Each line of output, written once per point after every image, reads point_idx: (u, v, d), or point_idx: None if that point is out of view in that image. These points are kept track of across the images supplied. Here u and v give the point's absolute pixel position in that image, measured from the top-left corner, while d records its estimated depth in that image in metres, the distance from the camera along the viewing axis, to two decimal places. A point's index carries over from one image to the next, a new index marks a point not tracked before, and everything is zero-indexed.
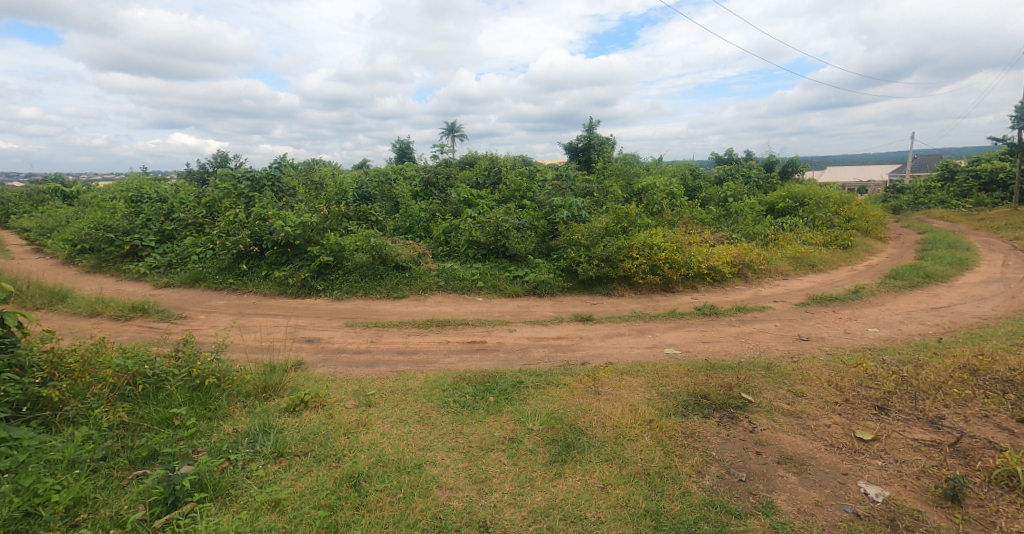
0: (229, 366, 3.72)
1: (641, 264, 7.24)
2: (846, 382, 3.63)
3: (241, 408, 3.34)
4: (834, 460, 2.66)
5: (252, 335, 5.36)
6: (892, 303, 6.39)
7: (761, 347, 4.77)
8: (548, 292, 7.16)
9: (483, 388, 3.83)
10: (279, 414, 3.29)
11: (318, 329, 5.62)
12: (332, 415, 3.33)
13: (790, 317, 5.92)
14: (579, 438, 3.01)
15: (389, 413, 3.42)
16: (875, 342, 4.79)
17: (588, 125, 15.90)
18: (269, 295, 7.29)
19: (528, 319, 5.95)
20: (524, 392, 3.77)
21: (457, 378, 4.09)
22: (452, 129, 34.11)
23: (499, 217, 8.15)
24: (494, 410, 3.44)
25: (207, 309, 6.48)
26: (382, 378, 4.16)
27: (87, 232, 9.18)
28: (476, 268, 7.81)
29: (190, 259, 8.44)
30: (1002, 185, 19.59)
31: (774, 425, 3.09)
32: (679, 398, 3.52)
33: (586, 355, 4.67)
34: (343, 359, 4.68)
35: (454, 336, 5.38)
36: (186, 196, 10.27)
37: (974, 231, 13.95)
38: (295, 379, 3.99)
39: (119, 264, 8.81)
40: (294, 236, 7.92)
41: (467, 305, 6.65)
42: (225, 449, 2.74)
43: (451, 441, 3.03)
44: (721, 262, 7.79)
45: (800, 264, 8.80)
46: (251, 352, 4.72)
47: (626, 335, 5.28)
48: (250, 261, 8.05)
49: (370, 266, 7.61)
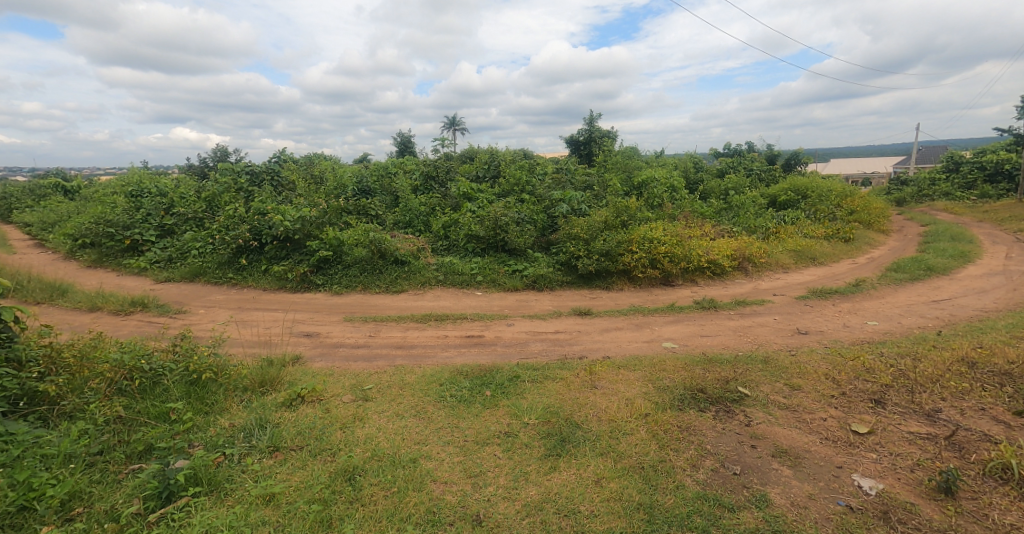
0: (226, 360, 3.75)
1: (641, 258, 7.21)
2: (843, 376, 3.62)
3: (238, 402, 3.35)
4: (829, 453, 2.66)
5: (252, 329, 5.38)
6: (892, 295, 6.36)
7: (760, 341, 4.76)
8: (547, 286, 7.16)
9: (480, 383, 3.83)
10: (276, 408, 3.31)
11: (317, 324, 5.64)
12: (329, 410, 3.35)
13: (789, 310, 5.92)
14: (574, 432, 3.01)
15: (386, 407, 3.44)
16: (874, 335, 4.78)
17: (589, 117, 15.87)
18: (269, 289, 7.31)
19: (527, 313, 5.95)
20: (521, 386, 3.77)
21: (454, 372, 4.10)
22: (454, 122, 34.32)
23: (499, 212, 8.16)
24: (489, 405, 3.45)
25: (207, 304, 6.50)
26: (380, 372, 4.18)
27: (88, 226, 9.23)
28: (475, 262, 7.80)
29: (190, 253, 8.48)
30: (1008, 176, 19.42)
31: (770, 419, 3.09)
32: (676, 392, 3.52)
33: (584, 349, 4.67)
34: (341, 353, 4.70)
35: (452, 330, 5.38)
36: (186, 191, 10.28)
37: (977, 223, 13.87)
38: (293, 374, 4.01)
39: (119, 258, 8.84)
40: (293, 231, 7.94)
41: (466, 300, 6.65)
42: (221, 444, 2.76)
43: (447, 435, 3.03)
44: (720, 255, 7.76)
45: (801, 257, 8.77)
46: (250, 347, 4.74)
47: (625, 329, 5.28)
48: (250, 256, 8.05)
49: (369, 260, 7.60)
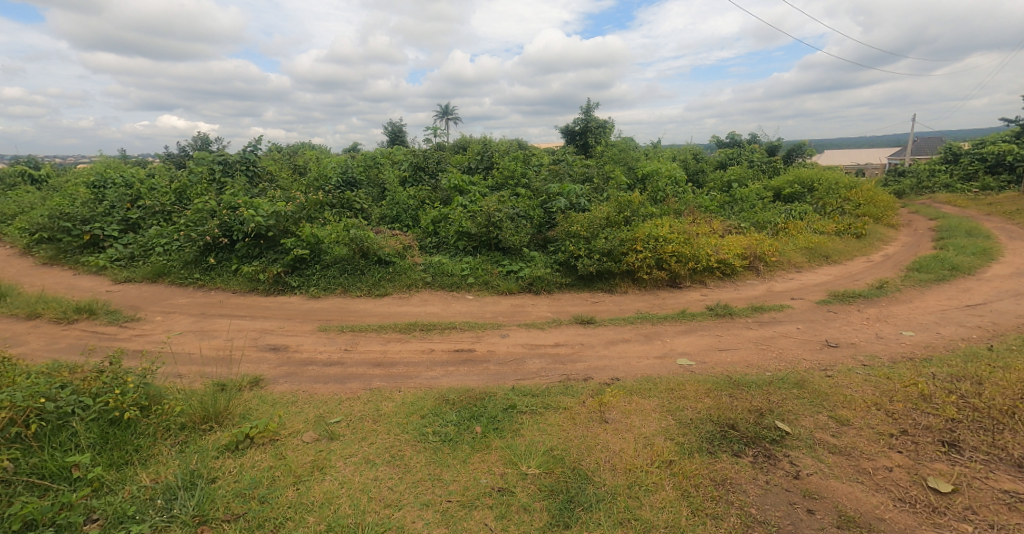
0: (160, 390, 3.08)
1: (646, 258, 6.60)
2: (898, 406, 3.07)
3: (169, 446, 2.72)
4: (910, 524, 2.10)
5: (210, 342, 4.71)
6: (921, 299, 5.83)
7: (788, 358, 4.19)
8: (545, 290, 6.54)
9: (469, 415, 3.22)
10: (216, 453, 2.69)
11: (287, 335, 5.00)
12: (282, 456, 2.73)
13: (813, 318, 5.35)
14: (583, 490, 2.42)
15: (354, 450, 2.84)
16: (915, 350, 4.23)
17: (585, 107, 15.36)
18: (239, 292, 6.61)
19: (523, 322, 5.34)
20: (518, 419, 3.18)
21: (439, 400, 3.49)
22: (447, 113, 33.79)
23: (492, 206, 7.55)
24: (479, 447, 2.85)
25: (165, 309, 5.81)
26: (352, 399, 3.56)
27: (43, 220, 8.44)
28: (466, 262, 7.16)
29: (154, 251, 7.77)
30: (1009, 167, 18.72)
31: (822, 467, 2.54)
32: (702, 428, 2.95)
33: (589, 368, 4.06)
34: (309, 373, 4.06)
35: (438, 343, 4.76)
36: (156, 183, 9.59)
37: (987, 217, 13.41)
38: (247, 402, 3.39)
39: (77, 255, 8.08)
40: (266, 227, 7.25)
41: (456, 305, 6.03)
42: (129, 516, 2.13)
43: (426, 494, 2.43)
44: (731, 254, 7.21)
45: (814, 256, 8.24)
46: (202, 366, 4.09)
47: (633, 342, 4.70)
48: (219, 255, 7.34)
49: (350, 260, 6.96)
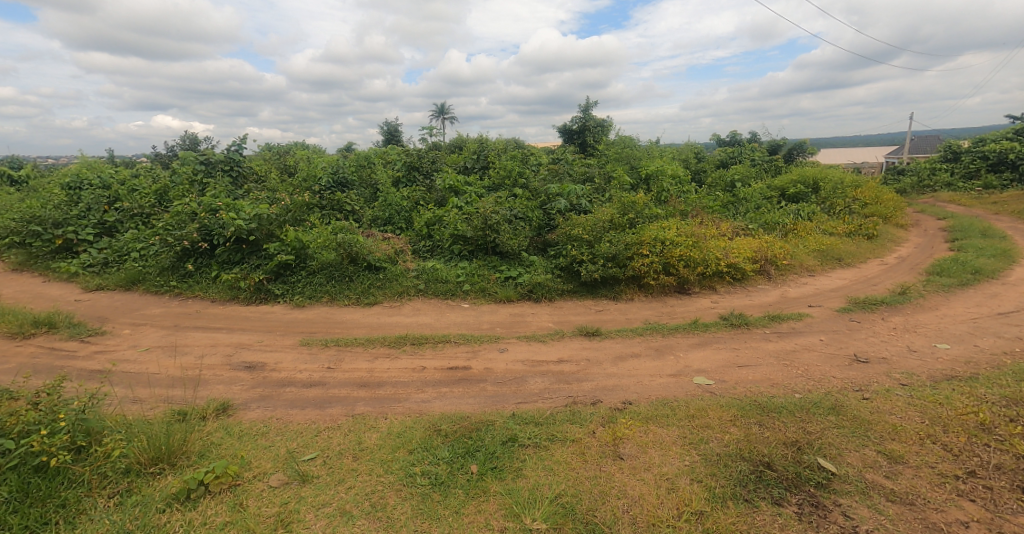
0: (100, 425, 2.64)
1: (653, 263, 6.20)
2: (957, 439, 2.68)
3: (104, 500, 2.29)
4: None
5: (177, 359, 4.27)
6: (948, 306, 5.45)
7: (816, 376, 3.79)
8: (545, 297, 6.13)
9: (464, 451, 2.80)
10: (161, 507, 2.26)
11: (264, 350, 4.55)
12: (241, 508, 2.31)
13: (836, 328, 4.95)
14: None
15: (330, 498, 2.42)
16: (956, 367, 3.83)
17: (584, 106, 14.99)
18: (218, 300, 6.16)
19: (523, 334, 4.92)
20: (519, 455, 2.76)
21: (430, 430, 3.06)
22: (443, 112, 33.42)
23: (489, 208, 7.11)
24: (476, 493, 2.43)
25: (135, 321, 5.36)
26: (331, 429, 3.13)
27: (13, 224, 7.95)
28: (461, 268, 6.74)
29: (130, 256, 7.31)
30: (1011, 165, 18.50)
31: (883, 522, 2.14)
32: (734, 466, 2.54)
33: (598, 389, 3.65)
34: (285, 397, 3.62)
35: (430, 359, 4.33)
36: (137, 184, 9.13)
37: (994, 216, 13.11)
38: (208, 436, 2.95)
39: (48, 261, 7.60)
40: (248, 231, 6.79)
41: (451, 315, 5.61)
42: None
43: None
44: (741, 258, 6.82)
45: (826, 258, 7.87)
46: (164, 389, 3.65)
47: (643, 357, 4.29)
48: (198, 260, 6.90)
49: (338, 266, 6.53)
